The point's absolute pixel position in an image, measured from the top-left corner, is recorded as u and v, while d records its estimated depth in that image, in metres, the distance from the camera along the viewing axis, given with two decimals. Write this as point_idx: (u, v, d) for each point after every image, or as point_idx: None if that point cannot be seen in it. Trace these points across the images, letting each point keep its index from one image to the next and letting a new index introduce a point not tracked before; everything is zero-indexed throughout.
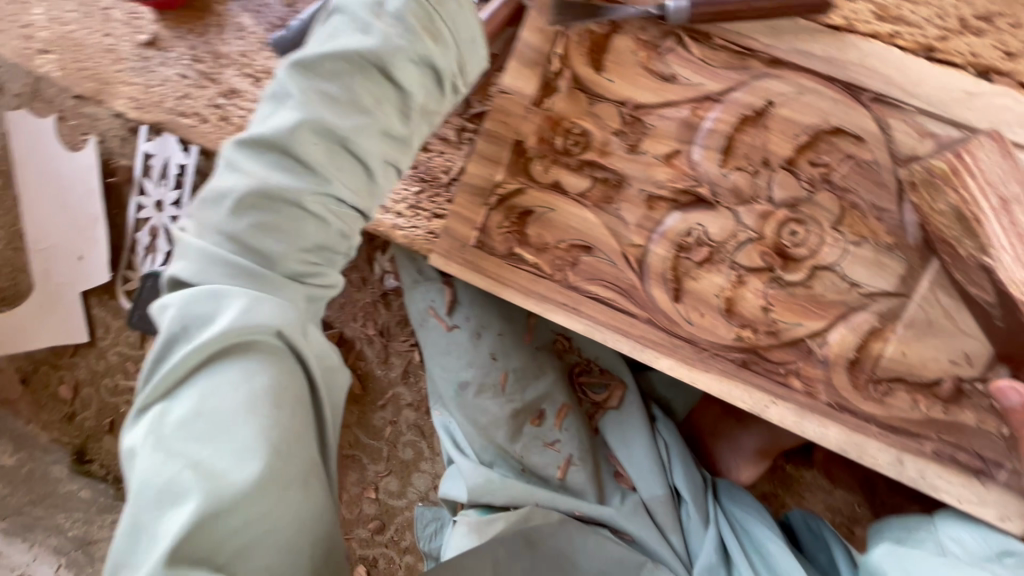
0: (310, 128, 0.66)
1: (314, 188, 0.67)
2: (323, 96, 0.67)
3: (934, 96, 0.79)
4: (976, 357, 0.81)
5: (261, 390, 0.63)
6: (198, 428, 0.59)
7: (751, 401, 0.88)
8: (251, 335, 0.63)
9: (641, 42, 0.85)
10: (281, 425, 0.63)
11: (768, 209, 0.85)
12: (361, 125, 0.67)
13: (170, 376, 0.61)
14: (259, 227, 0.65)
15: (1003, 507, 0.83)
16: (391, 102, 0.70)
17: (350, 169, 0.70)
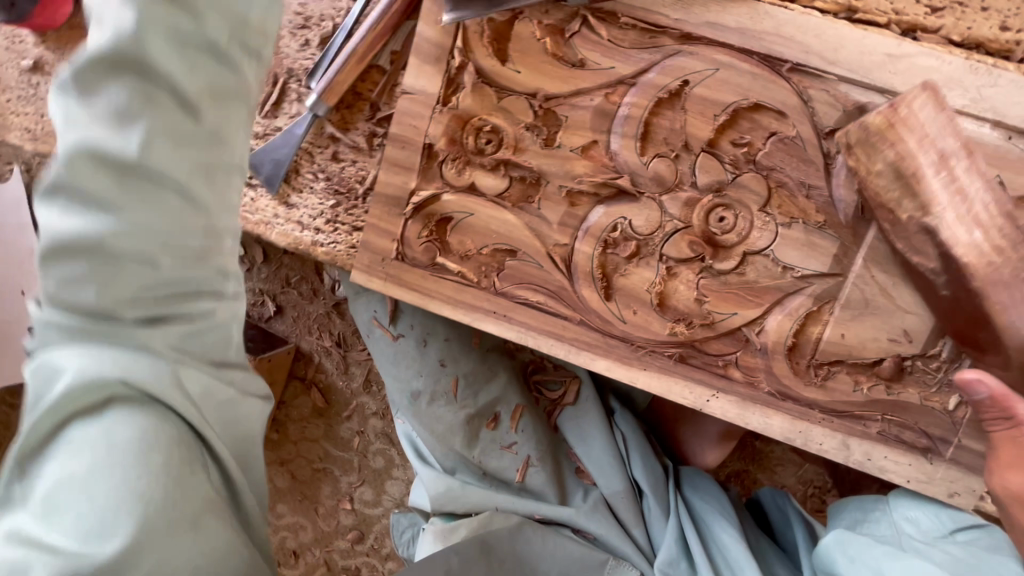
0: (83, 154, 0.48)
1: (112, 229, 0.49)
2: (84, 107, 0.48)
3: (856, 62, 0.74)
4: (915, 333, 0.78)
5: (123, 458, 0.51)
6: (41, 509, 0.48)
7: (692, 396, 0.84)
8: (99, 395, 0.51)
9: (545, 27, 0.80)
10: (154, 495, 0.51)
11: (693, 196, 0.80)
12: (153, 138, 0.49)
13: (8, 446, 0.50)
14: (63, 289, 0.49)
15: (952, 483, 0.79)
16: (187, 82, 0.51)
17: (154, 196, 0.51)
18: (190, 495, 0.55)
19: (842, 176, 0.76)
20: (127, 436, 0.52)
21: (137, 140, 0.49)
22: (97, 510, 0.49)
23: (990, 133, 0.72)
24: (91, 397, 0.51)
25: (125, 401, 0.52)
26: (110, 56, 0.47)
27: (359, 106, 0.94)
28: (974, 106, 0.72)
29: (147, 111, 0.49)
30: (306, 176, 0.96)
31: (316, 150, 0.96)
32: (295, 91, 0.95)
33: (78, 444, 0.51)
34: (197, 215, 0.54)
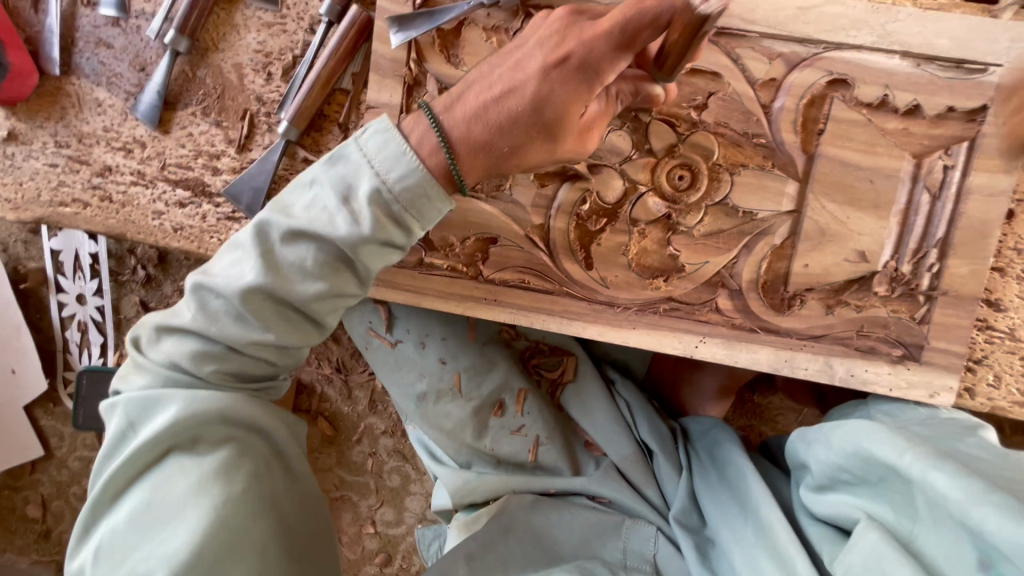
0: (257, 292, 0.75)
1: (258, 341, 0.78)
2: (283, 261, 0.75)
3: (772, 19, 0.82)
4: (872, 253, 0.84)
5: (212, 472, 0.78)
6: (173, 499, 0.76)
7: (681, 345, 0.90)
8: (196, 429, 0.79)
9: (490, 30, 0.88)
10: (230, 497, 0.78)
11: (651, 160, 0.87)
12: (316, 296, 0.76)
13: (148, 459, 0.78)
14: (215, 354, 0.79)
15: (931, 385, 0.85)
16: (345, 287, 0.79)
17: (303, 326, 0.81)
18: (260, 495, 0.82)
19: (780, 122, 0.84)
20: (217, 455, 0.79)
21: (306, 296, 0.76)
22: (196, 505, 0.76)
23: (901, 64, 0.81)
24: (188, 430, 0.78)
25: (212, 432, 0.80)
26: (335, 230, 0.73)
27: (327, 128, 0.99)
28: (881, 42, 0.80)
29: (324, 271, 0.76)
30: None
31: (292, 176, 1.00)
32: (265, 124, 1.00)
33: (181, 462, 0.78)
34: (319, 332, 0.84)
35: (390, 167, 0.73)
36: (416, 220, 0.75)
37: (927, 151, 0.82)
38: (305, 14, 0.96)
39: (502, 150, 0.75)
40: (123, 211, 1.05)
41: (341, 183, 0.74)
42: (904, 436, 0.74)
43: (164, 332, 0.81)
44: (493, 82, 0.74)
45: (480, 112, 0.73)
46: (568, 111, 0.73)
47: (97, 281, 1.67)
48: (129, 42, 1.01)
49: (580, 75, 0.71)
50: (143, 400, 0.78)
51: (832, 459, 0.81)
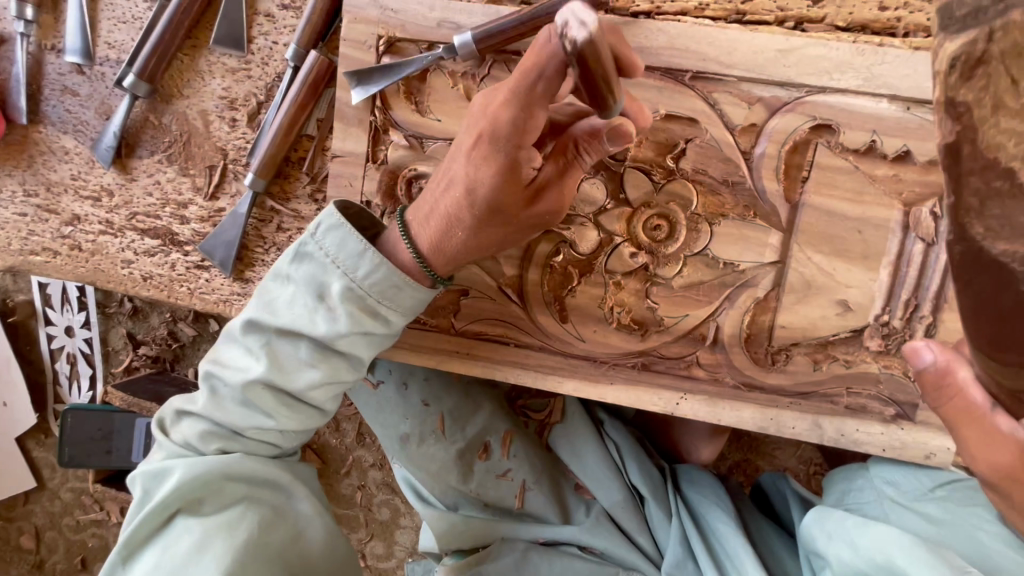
0: (255, 385, 0.76)
1: (258, 427, 0.79)
2: (276, 354, 0.76)
3: (750, 62, 0.77)
4: (861, 306, 0.79)
5: (217, 529, 0.77)
6: (175, 560, 0.75)
7: (662, 401, 0.85)
8: (204, 489, 0.78)
9: (457, 76, 0.84)
10: (235, 557, 0.76)
11: (626, 210, 0.83)
12: (307, 385, 0.77)
13: (154, 519, 0.77)
14: (223, 438, 0.80)
15: (927, 444, 0.80)
16: (338, 374, 0.78)
17: (303, 413, 0.81)
18: (265, 550, 0.79)
19: (761, 169, 0.79)
20: (225, 514, 0.78)
21: (300, 386, 0.77)
22: (198, 564, 0.74)
23: (888, 108, 0.76)
24: (192, 491, 0.77)
25: (218, 492, 0.79)
26: (317, 328, 0.74)
27: (295, 176, 0.96)
28: (868, 84, 0.76)
29: (315, 362, 0.76)
30: (256, 250, 0.98)
31: (262, 225, 0.97)
32: (232, 171, 0.97)
33: (188, 523, 0.77)
34: (322, 416, 0.83)
35: (355, 265, 0.74)
36: (391, 306, 0.76)
37: (918, 199, 0.77)
38: (270, 59, 0.94)
39: (458, 234, 0.74)
40: (93, 260, 1.03)
41: (314, 281, 0.75)
42: (949, 562, 0.67)
43: (178, 415, 0.83)
44: (441, 172, 0.75)
45: (434, 206, 0.74)
46: (505, 192, 0.70)
47: (84, 313, 1.67)
48: (94, 89, 0.99)
49: (496, 152, 0.68)
50: (154, 472, 0.79)
51: (856, 565, 0.72)
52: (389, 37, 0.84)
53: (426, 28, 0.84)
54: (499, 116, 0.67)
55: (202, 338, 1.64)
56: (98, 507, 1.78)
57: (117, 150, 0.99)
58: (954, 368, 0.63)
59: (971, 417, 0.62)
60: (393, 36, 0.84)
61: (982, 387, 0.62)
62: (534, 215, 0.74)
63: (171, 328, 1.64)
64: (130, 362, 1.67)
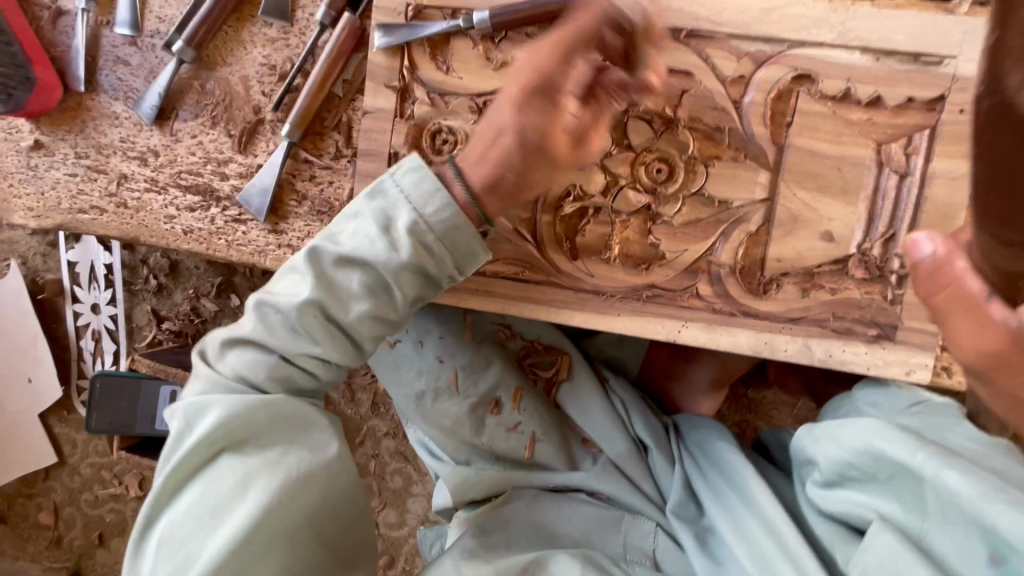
0: (308, 310, 0.82)
1: (306, 354, 0.84)
2: (333, 282, 0.83)
3: (738, 21, 0.88)
4: (842, 237, 0.88)
5: (257, 469, 0.80)
6: (220, 495, 0.79)
7: (664, 330, 0.93)
8: (246, 429, 0.82)
9: (477, 39, 0.94)
10: (274, 494, 0.79)
11: (630, 155, 0.92)
12: (359, 314, 0.83)
13: (198, 457, 0.81)
14: (271, 364, 0.84)
15: (907, 363, 0.88)
16: (385, 307, 0.85)
17: (346, 346, 0.87)
18: (303, 492, 0.82)
19: (750, 116, 0.89)
20: (266, 454, 0.82)
21: (353, 314, 0.83)
22: (241, 498, 0.79)
23: (861, 58, 0.86)
24: (236, 431, 0.81)
25: (260, 433, 0.83)
26: (377, 253, 0.81)
27: (327, 133, 1.05)
28: (842, 38, 0.86)
29: (367, 294, 0.83)
30: (291, 203, 1.07)
31: (296, 177, 1.06)
32: (270, 131, 1.07)
33: (230, 462, 0.81)
34: (359, 355, 0.89)
35: (426, 203, 0.82)
36: (447, 249, 0.83)
37: (889, 139, 0.86)
38: (307, 29, 1.04)
39: (509, 179, 0.84)
40: (137, 216, 1.11)
41: (380, 213, 0.83)
42: (913, 436, 0.79)
43: (227, 345, 0.87)
44: (489, 126, 0.84)
45: (481, 153, 0.84)
46: (551, 130, 0.81)
47: (110, 291, 1.74)
48: (144, 58, 1.09)
49: (548, 102, 0.81)
50: (202, 402, 0.82)
51: (841, 456, 0.85)
52: (416, 5, 0.95)
53: None
54: (548, 71, 0.81)
55: (223, 313, 1.71)
56: (117, 481, 1.82)
57: (160, 110, 1.09)
58: (953, 259, 0.64)
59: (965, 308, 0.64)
60: (421, 4, 0.95)
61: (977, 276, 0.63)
62: (579, 157, 0.84)
63: (194, 304, 1.71)
64: (153, 337, 1.74)
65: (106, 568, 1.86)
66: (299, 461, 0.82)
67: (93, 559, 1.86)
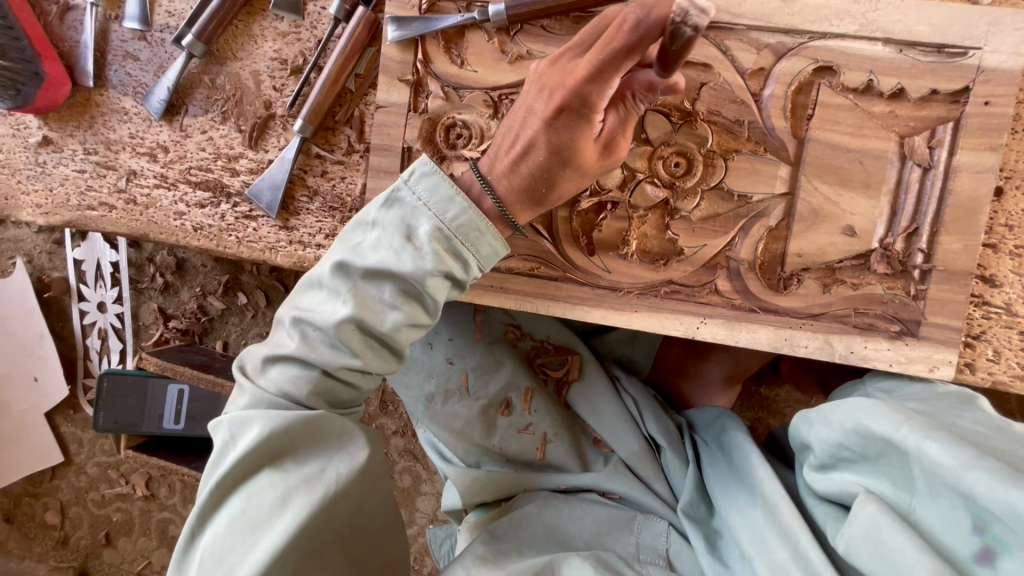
0: (343, 326, 0.81)
1: (347, 368, 0.83)
2: (365, 296, 0.81)
3: (758, 12, 0.86)
4: (864, 231, 0.87)
5: (298, 483, 0.79)
6: (261, 511, 0.78)
7: (682, 326, 0.92)
8: (286, 443, 0.81)
9: (492, 32, 0.93)
10: (312, 511, 0.77)
11: (648, 149, 0.91)
12: (394, 325, 0.82)
13: (239, 473, 0.80)
14: (312, 380, 0.83)
15: (930, 359, 0.87)
16: (421, 315, 0.84)
17: (384, 354, 0.86)
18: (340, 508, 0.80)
19: (770, 108, 0.87)
20: (304, 470, 0.81)
21: (387, 325, 0.82)
22: (282, 514, 0.77)
23: (883, 50, 0.84)
24: (277, 445, 0.80)
25: (301, 447, 0.82)
26: (405, 264, 0.80)
27: (338, 128, 1.04)
28: (864, 29, 0.84)
29: (401, 303, 0.82)
30: (302, 199, 1.05)
31: (307, 173, 1.05)
32: (281, 127, 1.06)
33: (271, 477, 0.80)
34: (395, 360, 0.89)
35: (444, 207, 0.81)
36: (471, 253, 0.83)
37: (913, 132, 0.85)
38: (318, 23, 1.03)
39: (539, 189, 0.83)
40: (147, 213, 1.10)
41: (401, 222, 0.81)
42: (902, 412, 0.74)
43: (265, 363, 0.85)
44: (513, 135, 0.82)
45: (513, 167, 0.82)
46: (582, 144, 0.79)
47: (117, 289, 1.73)
48: (153, 53, 1.08)
49: (576, 119, 0.77)
50: (242, 420, 0.81)
51: (832, 437, 0.81)
52: None
53: None
54: (581, 88, 0.75)
55: (231, 312, 1.70)
56: (124, 481, 1.81)
57: (168, 104, 1.07)
58: None
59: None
60: None
61: None
62: (606, 166, 0.84)
63: (201, 302, 1.70)
64: (160, 336, 1.73)
65: (113, 568, 1.85)
66: (337, 476, 0.81)
67: (100, 559, 1.85)
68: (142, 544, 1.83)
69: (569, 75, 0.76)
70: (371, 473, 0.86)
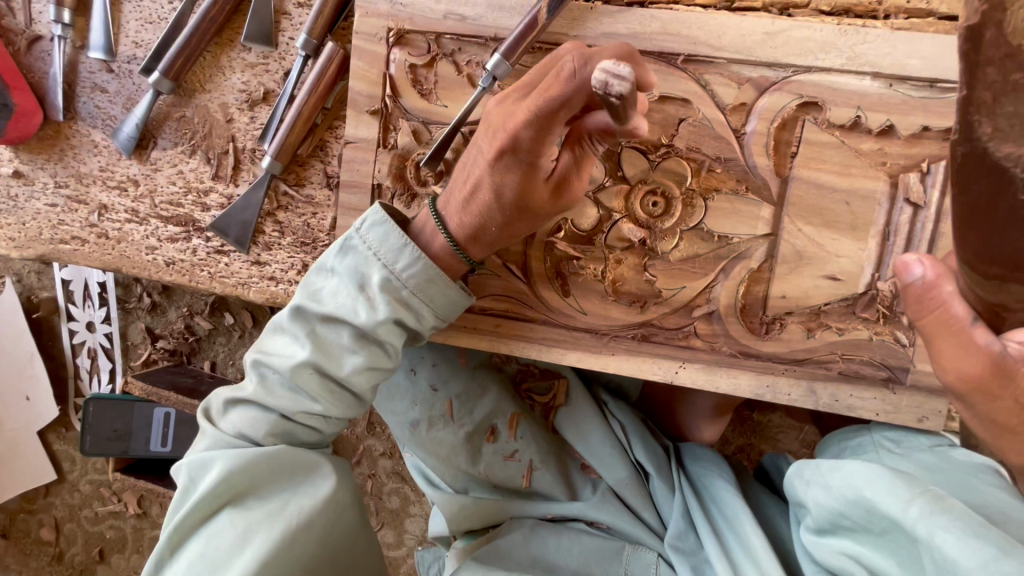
0: (300, 371, 0.79)
1: (307, 412, 0.82)
2: (323, 341, 0.80)
3: (739, 45, 0.82)
4: (851, 275, 0.83)
5: (259, 522, 0.77)
6: (220, 552, 0.75)
7: (661, 370, 0.89)
8: (246, 481, 0.79)
9: (462, 66, 0.90)
10: (272, 549, 0.75)
11: (625, 186, 0.87)
12: (348, 370, 0.80)
13: (198, 513, 0.78)
14: (271, 422, 0.82)
15: (919, 408, 0.84)
16: (378, 359, 0.82)
17: (346, 399, 0.84)
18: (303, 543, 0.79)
19: (751, 145, 0.83)
20: (265, 507, 0.79)
21: (343, 370, 0.80)
22: (242, 554, 0.75)
23: (872, 84, 0.80)
24: (238, 484, 0.78)
25: (263, 484, 0.80)
26: (360, 313, 0.78)
27: (309, 162, 1.02)
28: (851, 63, 0.80)
29: (358, 348, 0.80)
30: (272, 234, 1.03)
31: (276, 209, 1.03)
32: (251, 160, 1.03)
33: (231, 516, 0.78)
34: (359, 405, 0.87)
35: (395, 258, 0.79)
36: (424, 300, 0.81)
37: (903, 170, 0.81)
38: (287, 54, 1.00)
39: (491, 232, 0.80)
40: (119, 247, 1.08)
41: (356, 271, 0.80)
42: (909, 483, 0.70)
43: (227, 404, 0.85)
44: (467, 176, 0.79)
45: (466, 204, 0.79)
46: (530, 189, 0.75)
47: (105, 309, 1.72)
48: (121, 85, 1.06)
49: (518, 162, 0.72)
50: (203, 461, 0.80)
51: (830, 504, 0.78)
52: (398, 29, 0.90)
53: (433, 20, 0.89)
54: (522, 133, 0.70)
55: (218, 332, 1.69)
56: (116, 499, 1.82)
57: (138, 139, 1.05)
58: (942, 283, 0.63)
59: (952, 331, 0.62)
60: (403, 28, 0.90)
61: (963, 300, 0.63)
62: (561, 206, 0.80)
63: (188, 322, 1.69)
64: (148, 356, 1.72)
65: None
66: (299, 512, 0.79)
67: None
68: (136, 561, 1.84)
69: (512, 117, 0.70)
70: (336, 507, 0.84)
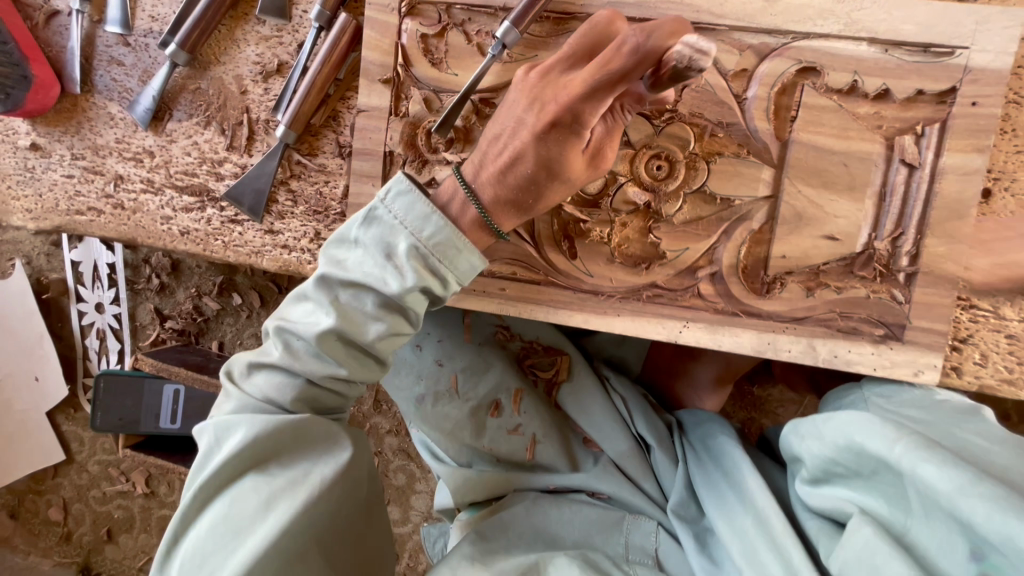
0: (327, 337, 0.81)
1: (332, 376, 0.84)
2: (350, 309, 0.82)
3: (741, 12, 0.85)
4: (848, 235, 0.86)
5: (282, 488, 0.80)
6: (245, 513, 0.78)
7: (665, 330, 0.92)
8: (271, 447, 0.82)
9: (472, 36, 0.93)
10: (294, 514, 0.78)
11: (630, 152, 0.90)
12: (375, 336, 0.83)
13: (223, 476, 0.81)
14: (297, 388, 0.84)
15: (915, 363, 0.86)
16: (402, 325, 0.85)
17: (369, 364, 0.87)
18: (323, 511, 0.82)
19: (752, 110, 0.86)
20: (288, 474, 0.82)
21: (369, 336, 0.83)
22: (265, 517, 0.78)
23: (868, 50, 0.83)
24: (262, 449, 0.81)
25: (286, 452, 0.83)
26: (388, 280, 0.81)
27: (321, 133, 1.04)
28: (848, 29, 0.83)
29: (383, 314, 0.83)
30: (286, 203, 1.06)
31: (289, 178, 1.05)
32: (265, 130, 1.06)
33: (255, 481, 0.81)
34: (380, 369, 0.90)
35: (421, 226, 0.81)
36: (447, 270, 0.83)
37: (899, 133, 0.84)
38: (300, 27, 1.03)
39: (528, 203, 0.82)
40: (134, 217, 1.10)
41: (381, 241, 0.82)
42: (895, 426, 0.73)
43: (251, 368, 0.87)
44: (501, 144, 0.80)
45: (501, 174, 0.80)
46: (571, 156, 0.77)
47: (114, 290, 1.75)
48: (137, 58, 1.08)
49: (567, 132, 0.75)
50: (229, 426, 0.82)
51: (824, 452, 0.81)
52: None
53: None
54: (573, 104, 0.72)
55: (226, 312, 1.71)
56: (124, 478, 1.84)
57: (154, 112, 1.08)
58: None
59: None
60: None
61: None
62: (593, 174, 0.82)
63: (197, 303, 1.71)
64: (157, 336, 1.74)
65: (116, 564, 1.88)
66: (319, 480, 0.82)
67: (103, 554, 1.89)
68: (143, 540, 1.86)
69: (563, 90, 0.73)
70: (353, 476, 0.87)
